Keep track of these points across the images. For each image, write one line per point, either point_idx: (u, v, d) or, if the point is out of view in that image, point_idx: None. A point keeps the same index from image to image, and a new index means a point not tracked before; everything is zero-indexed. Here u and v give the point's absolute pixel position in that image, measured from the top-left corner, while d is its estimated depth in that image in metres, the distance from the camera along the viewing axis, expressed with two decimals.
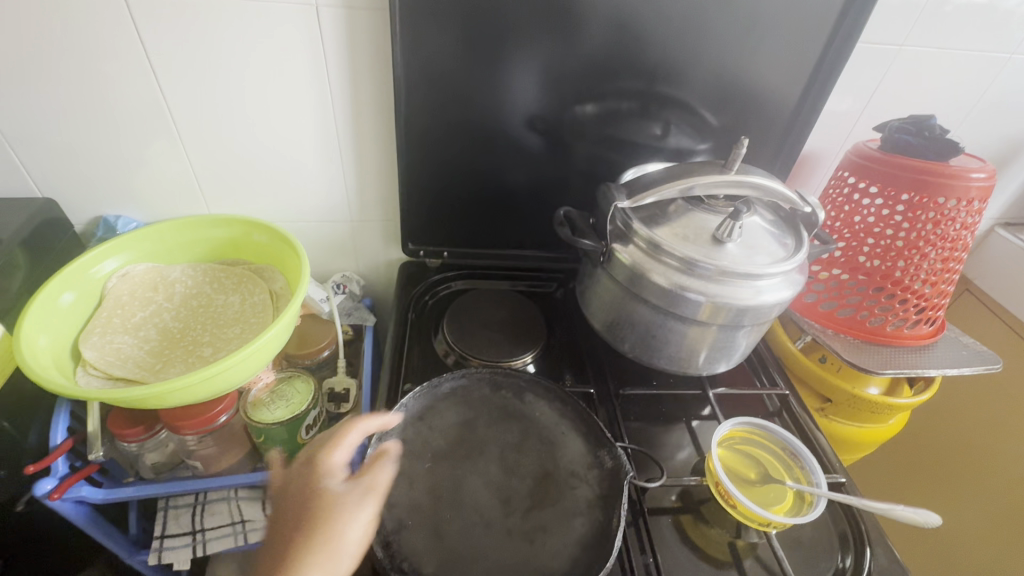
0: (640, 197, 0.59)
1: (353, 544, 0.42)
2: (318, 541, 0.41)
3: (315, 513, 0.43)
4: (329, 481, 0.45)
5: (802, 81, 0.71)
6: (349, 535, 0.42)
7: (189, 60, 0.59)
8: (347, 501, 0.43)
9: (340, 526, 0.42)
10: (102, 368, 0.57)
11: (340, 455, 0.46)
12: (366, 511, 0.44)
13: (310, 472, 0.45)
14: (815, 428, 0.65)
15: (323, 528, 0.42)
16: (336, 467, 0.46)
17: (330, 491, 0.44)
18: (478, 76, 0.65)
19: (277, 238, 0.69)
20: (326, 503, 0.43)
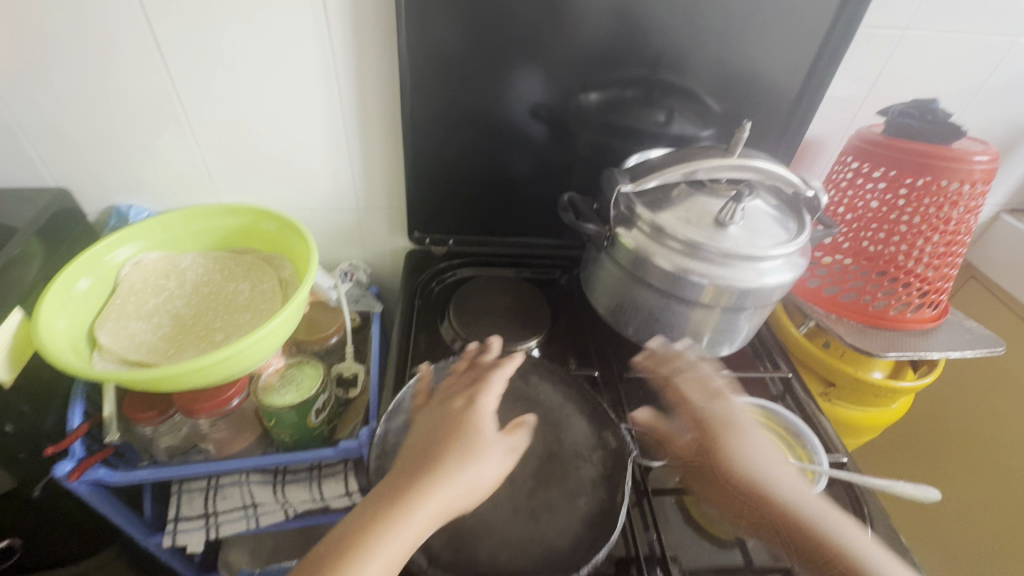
0: (643, 182, 0.59)
1: (475, 491, 0.45)
2: (449, 473, 0.45)
3: (454, 443, 0.47)
4: (478, 429, 0.48)
5: (805, 66, 0.72)
6: (472, 480, 0.45)
7: (198, 50, 0.60)
8: (483, 451, 0.47)
9: (467, 469, 0.45)
10: (117, 352, 0.59)
11: (486, 400, 0.51)
12: (498, 467, 0.47)
13: (460, 409, 0.50)
14: (819, 412, 0.65)
15: (453, 467, 0.45)
16: (486, 418, 0.49)
17: (474, 431, 0.48)
18: (482, 64, 0.66)
19: (285, 226, 0.70)
20: (463, 438, 0.47)
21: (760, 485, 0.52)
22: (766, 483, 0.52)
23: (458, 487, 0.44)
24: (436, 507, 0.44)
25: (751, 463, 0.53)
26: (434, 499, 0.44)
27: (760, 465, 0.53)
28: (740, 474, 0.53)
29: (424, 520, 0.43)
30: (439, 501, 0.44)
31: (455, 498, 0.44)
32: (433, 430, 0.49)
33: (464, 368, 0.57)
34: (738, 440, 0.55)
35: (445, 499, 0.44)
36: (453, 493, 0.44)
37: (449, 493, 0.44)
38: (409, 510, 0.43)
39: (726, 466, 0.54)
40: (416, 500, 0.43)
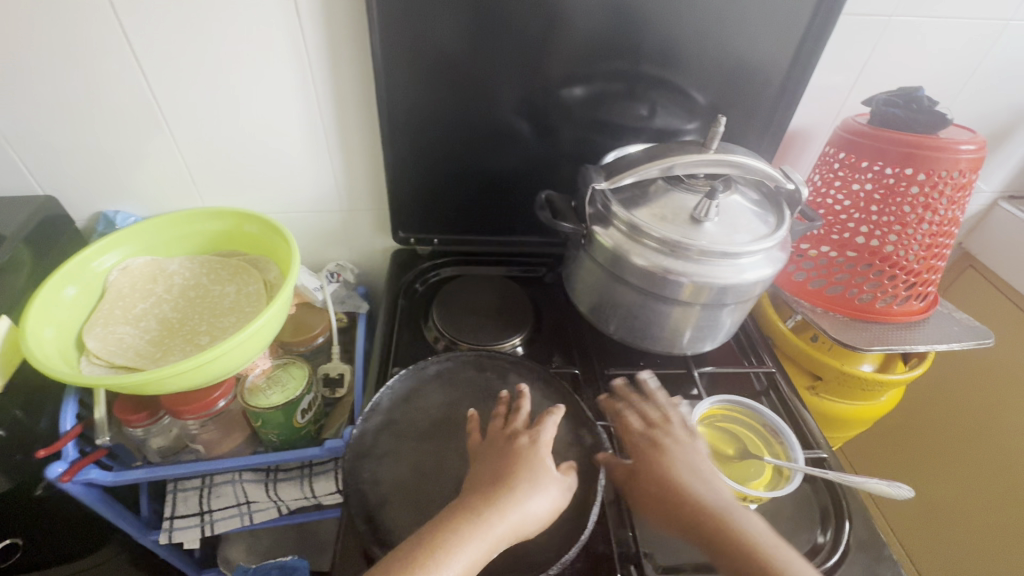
0: (618, 179, 0.59)
1: (544, 518, 0.46)
2: (520, 497, 0.45)
3: (522, 472, 0.47)
4: (545, 460, 0.48)
5: (788, 56, 0.70)
6: (540, 508, 0.46)
7: (175, 57, 0.61)
8: (549, 481, 0.47)
9: (536, 497, 0.46)
10: (104, 356, 0.60)
11: (545, 435, 0.50)
12: (562, 499, 0.47)
13: (524, 445, 0.49)
14: (801, 406, 0.65)
15: (524, 492, 0.46)
16: (548, 453, 0.49)
17: (539, 461, 0.48)
18: (458, 62, 0.66)
19: (267, 228, 0.71)
20: (531, 467, 0.47)
21: (681, 491, 0.47)
22: (677, 486, 0.47)
23: (530, 512, 0.45)
24: (510, 527, 0.44)
25: (671, 466, 0.48)
26: (509, 519, 0.44)
27: (675, 467, 0.48)
28: (658, 478, 0.48)
29: (499, 536, 0.43)
30: (514, 521, 0.44)
31: (527, 522, 0.45)
32: (491, 465, 0.48)
33: (506, 410, 0.54)
34: (653, 442, 0.51)
35: (519, 520, 0.44)
36: (526, 517, 0.45)
37: (523, 515, 0.45)
38: (485, 524, 0.43)
39: (643, 468, 0.49)
40: (491, 516, 0.44)
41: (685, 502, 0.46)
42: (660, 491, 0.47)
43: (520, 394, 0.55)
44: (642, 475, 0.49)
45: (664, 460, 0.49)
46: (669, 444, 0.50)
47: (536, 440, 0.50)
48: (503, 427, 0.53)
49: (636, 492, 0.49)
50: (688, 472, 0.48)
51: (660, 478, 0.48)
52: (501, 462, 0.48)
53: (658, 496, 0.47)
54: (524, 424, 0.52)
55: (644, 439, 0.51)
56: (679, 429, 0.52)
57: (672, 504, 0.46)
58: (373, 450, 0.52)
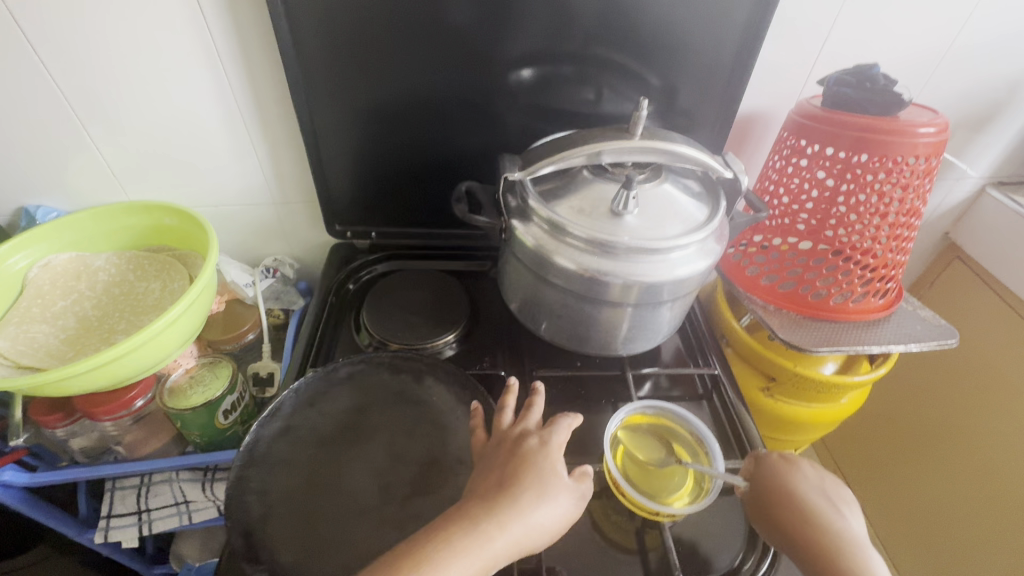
0: (535, 169, 0.54)
1: (550, 532, 0.42)
2: (525, 507, 0.41)
3: (529, 478, 0.43)
4: (557, 466, 0.44)
5: (737, 32, 0.65)
6: (546, 520, 0.42)
7: (74, 43, 0.58)
8: (558, 490, 0.43)
9: (543, 508, 0.42)
10: (10, 357, 0.59)
11: (559, 437, 0.46)
12: (570, 510, 0.43)
13: (535, 447, 0.45)
14: (742, 409, 0.61)
15: (532, 503, 0.42)
16: (561, 457, 0.45)
17: (549, 467, 0.44)
18: (378, 45, 0.62)
19: (190, 222, 0.68)
20: (539, 475, 0.43)
21: (816, 521, 0.45)
22: (810, 512, 0.45)
23: (535, 527, 0.41)
24: (511, 542, 0.40)
25: (805, 489, 0.46)
26: (509, 532, 0.40)
27: (810, 495, 0.46)
28: (791, 501, 0.46)
29: (500, 551, 0.39)
30: (515, 535, 0.40)
31: (531, 537, 0.41)
32: (496, 470, 0.44)
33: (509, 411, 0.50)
34: (792, 466, 0.48)
35: (523, 534, 0.40)
36: (530, 530, 0.41)
37: (526, 528, 0.41)
38: (486, 538, 0.39)
39: (770, 485, 0.47)
40: (492, 529, 0.40)
41: (817, 533, 0.44)
42: (787, 512, 0.46)
43: (535, 391, 0.51)
44: (771, 494, 0.47)
45: (803, 489, 0.46)
46: (803, 466, 0.48)
47: (550, 440, 0.46)
48: (510, 426, 0.49)
49: (758, 507, 0.47)
50: (829, 507, 0.45)
51: (792, 500, 0.46)
52: (516, 464, 0.44)
53: (780, 518, 0.46)
54: (535, 424, 0.48)
55: (776, 458, 0.49)
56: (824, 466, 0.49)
57: (800, 529, 0.45)
58: (266, 459, 0.50)
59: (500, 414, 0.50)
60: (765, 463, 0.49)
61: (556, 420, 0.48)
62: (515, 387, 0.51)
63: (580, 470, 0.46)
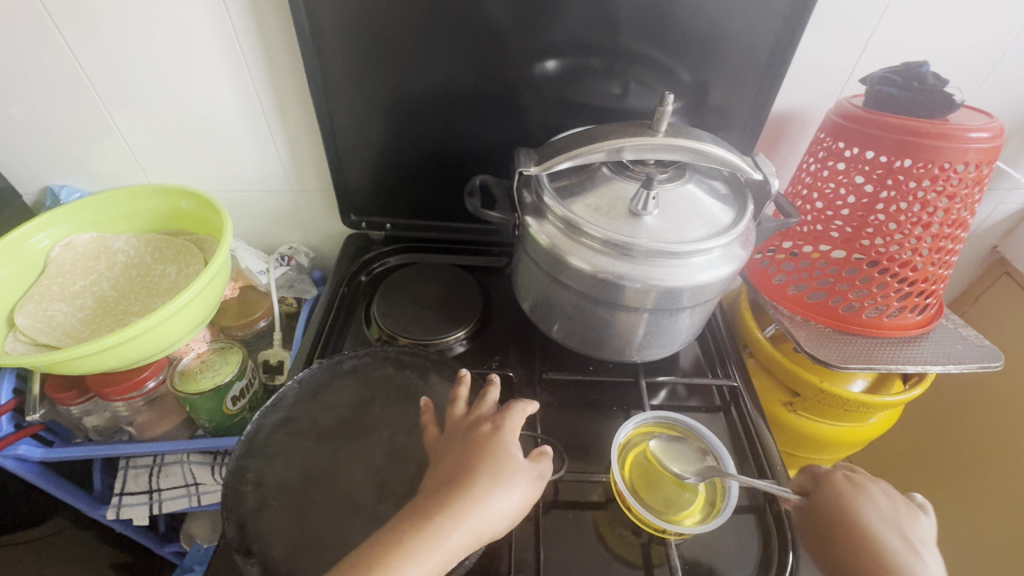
0: (551, 164, 0.52)
1: (509, 517, 0.41)
2: (479, 496, 0.40)
3: (485, 464, 0.42)
4: (510, 448, 0.43)
5: (775, 25, 0.61)
6: (505, 506, 0.41)
7: (97, 25, 0.58)
8: (513, 474, 0.42)
9: (500, 496, 0.41)
10: (29, 334, 0.60)
11: (513, 421, 0.45)
12: (528, 492, 0.42)
13: (487, 433, 0.44)
14: (762, 425, 0.58)
15: (486, 490, 0.40)
16: (514, 440, 0.44)
17: (504, 451, 0.43)
18: (397, 33, 0.60)
19: (206, 207, 0.68)
20: (494, 460, 0.42)
21: (887, 559, 0.42)
22: (879, 548, 0.42)
23: (490, 514, 0.40)
24: (468, 533, 0.39)
25: (874, 520, 0.44)
26: (465, 523, 0.39)
27: (878, 528, 0.43)
28: (857, 532, 0.43)
29: (456, 544, 0.38)
30: (471, 526, 0.39)
31: (487, 524, 0.40)
32: (466, 462, 0.42)
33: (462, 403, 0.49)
34: (862, 493, 0.45)
35: (479, 523, 0.39)
36: (487, 518, 0.40)
37: (483, 517, 0.39)
38: (440, 534, 0.38)
39: (835, 512, 0.44)
40: (446, 523, 0.39)
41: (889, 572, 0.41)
42: (852, 546, 0.43)
43: (491, 381, 0.50)
44: (836, 525, 0.44)
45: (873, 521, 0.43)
46: (873, 493, 0.45)
47: (503, 424, 0.45)
48: (463, 416, 0.48)
49: (820, 537, 0.45)
50: (903, 546, 0.42)
51: (857, 531, 0.43)
52: (472, 454, 0.43)
53: (845, 551, 0.43)
54: (490, 410, 0.47)
55: (843, 480, 0.46)
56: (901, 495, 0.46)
57: (867, 566, 0.42)
58: (265, 449, 0.49)
59: (453, 405, 0.49)
60: (829, 484, 0.46)
61: (511, 405, 0.46)
62: (468, 376, 0.50)
63: (538, 450, 0.45)
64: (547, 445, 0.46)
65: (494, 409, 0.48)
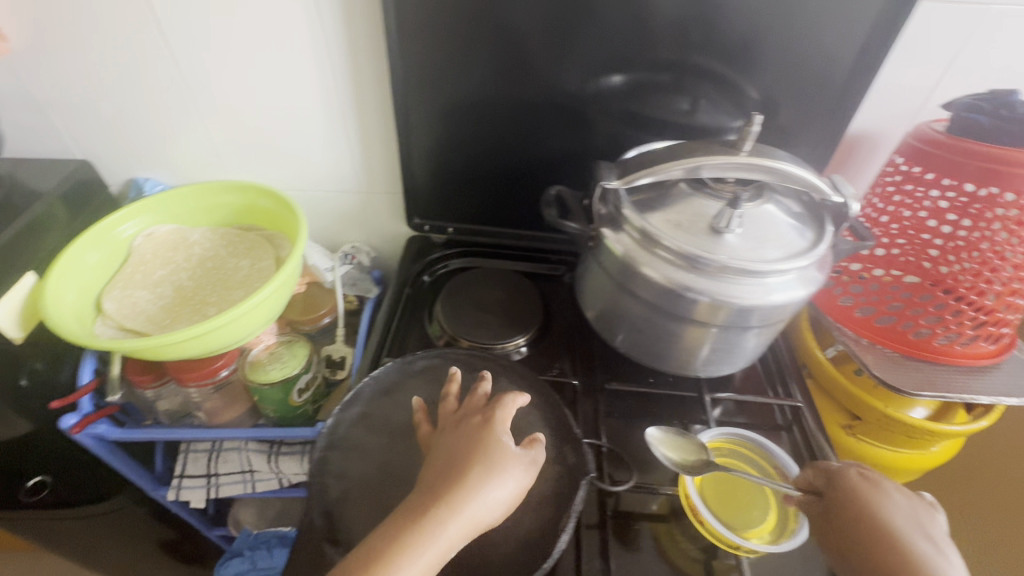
0: (633, 178, 0.53)
1: (505, 504, 0.42)
2: (473, 486, 0.41)
3: (477, 455, 0.43)
4: (500, 437, 0.45)
5: (854, 50, 0.61)
6: (500, 496, 0.41)
7: (198, 28, 0.61)
8: (506, 465, 0.43)
9: (495, 484, 0.41)
10: (116, 319, 0.63)
11: (503, 412, 0.47)
12: (522, 478, 0.43)
13: (478, 424, 0.46)
14: (827, 447, 0.58)
15: (481, 480, 0.41)
16: (505, 428, 0.46)
17: (495, 441, 0.44)
18: (478, 46, 0.62)
19: (282, 206, 0.71)
20: (489, 450, 0.43)
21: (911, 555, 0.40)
22: (904, 545, 0.40)
23: (485, 502, 0.41)
24: (464, 523, 0.40)
25: (893, 515, 0.42)
26: (461, 514, 0.40)
27: (903, 526, 0.41)
28: (878, 528, 0.41)
29: (454, 535, 0.39)
30: (467, 516, 0.40)
31: (482, 513, 0.40)
32: (457, 454, 0.44)
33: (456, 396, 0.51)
34: (880, 490, 0.44)
35: (475, 512, 0.40)
36: (483, 508, 0.40)
37: (480, 506, 0.40)
38: (437, 526, 0.39)
39: (855, 511, 0.43)
40: (442, 514, 0.39)
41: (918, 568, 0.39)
42: (878, 545, 0.41)
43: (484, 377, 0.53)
44: (862, 525, 0.42)
45: (895, 518, 0.42)
46: (890, 490, 0.44)
47: (492, 416, 0.46)
48: (454, 411, 0.50)
49: (843, 539, 0.43)
50: (928, 544, 0.40)
51: (878, 527, 0.42)
52: (462, 447, 0.44)
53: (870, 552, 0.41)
54: (482, 402, 0.49)
55: (859, 478, 0.45)
56: (914, 493, 0.44)
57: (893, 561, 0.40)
58: (343, 443, 0.51)
59: (443, 401, 0.51)
60: (845, 480, 0.45)
61: (500, 399, 0.48)
62: (459, 373, 0.52)
63: (531, 437, 0.46)
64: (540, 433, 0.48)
65: (486, 400, 0.50)
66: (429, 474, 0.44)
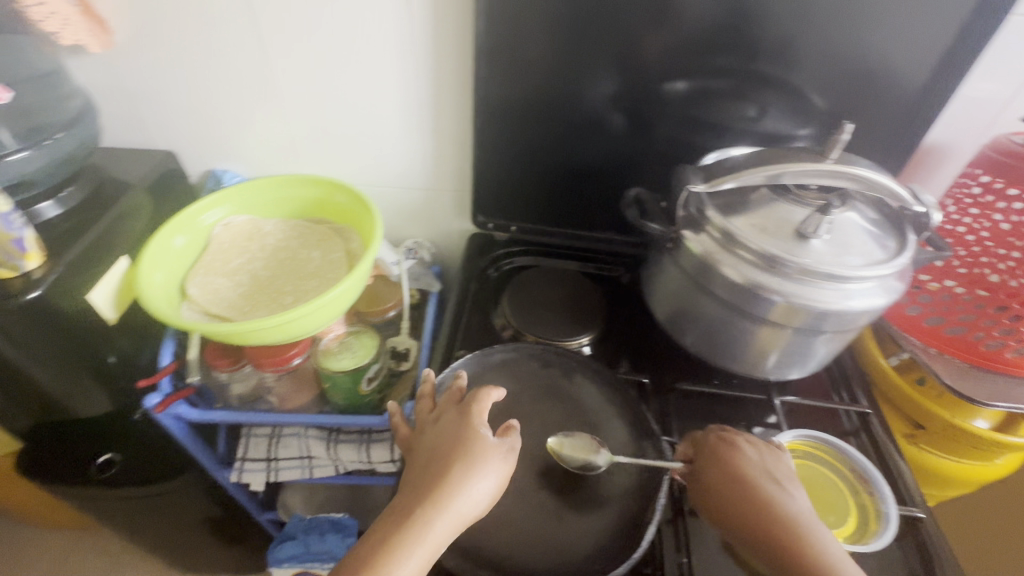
0: (719, 182, 0.54)
1: (489, 495, 0.44)
2: (457, 484, 0.43)
3: (456, 453, 0.45)
4: (477, 430, 0.47)
5: (932, 63, 0.62)
6: (483, 489, 0.44)
7: (288, 28, 0.63)
8: (485, 460, 0.45)
9: (478, 480, 0.44)
10: (201, 304, 0.65)
11: (477, 406, 0.49)
12: (502, 468, 0.45)
13: (455, 420, 0.48)
14: (897, 454, 0.58)
15: (463, 476, 0.44)
16: (483, 421, 0.48)
17: (471, 436, 0.46)
18: (555, 52, 0.64)
19: (356, 200, 0.73)
20: (469, 447, 0.45)
21: (764, 500, 0.45)
22: (761, 493, 0.46)
23: (470, 496, 0.43)
24: (451, 519, 0.42)
25: (749, 467, 0.48)
26: (448, 511, 0.42)
27: (757, 475, 0.47)
28: (739, 483, 0.46)
29: (442, 531, 0.42)
30: (454, 511, 0.42)
31: (467, 507, 0.43)
32: (431, 455, 0.46)
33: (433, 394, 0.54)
34: (734, 448, 0.49)
35: (461, 507, 0.43)
36: (467, 503, 0.43)
37: (464, 502, 0.43)
38: (426, 524, 0.41)
39: (718, 469, 0.48)
40: (429, 514, 0.42)
41: (768, 511, 0.45)
42: (738, 499, 0.46)
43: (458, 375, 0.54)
44: (722, 482, 0.47)
45: (748, 468, 0.47)
46: (744, 446, 0.49)
47: (468, 410, 0.48)
48: (430, 411, 0.53)
49: (709, 498, 0.47)
50: (775, 486, 0.46)
51: (740, 481, 0.47)
52: (437, 446, 0.46)
53: (736, 506, 0.46)
54: (456, 400, 0.51)
55: (719, 440, 0.50)
56: (761, 441, 0.51)
57: (753, 510, 0.45)
58: None
59: (419, 403, 0.53)
60: (709, 445, 0.50)
61: (475, 393, 0.50)
62: (430, 374, 0.54)
63: (507, 425, 0.48)
64: (514, 420, 0.50)
65: (462, 393, 0.52)
66: (410, 474, 0.46)
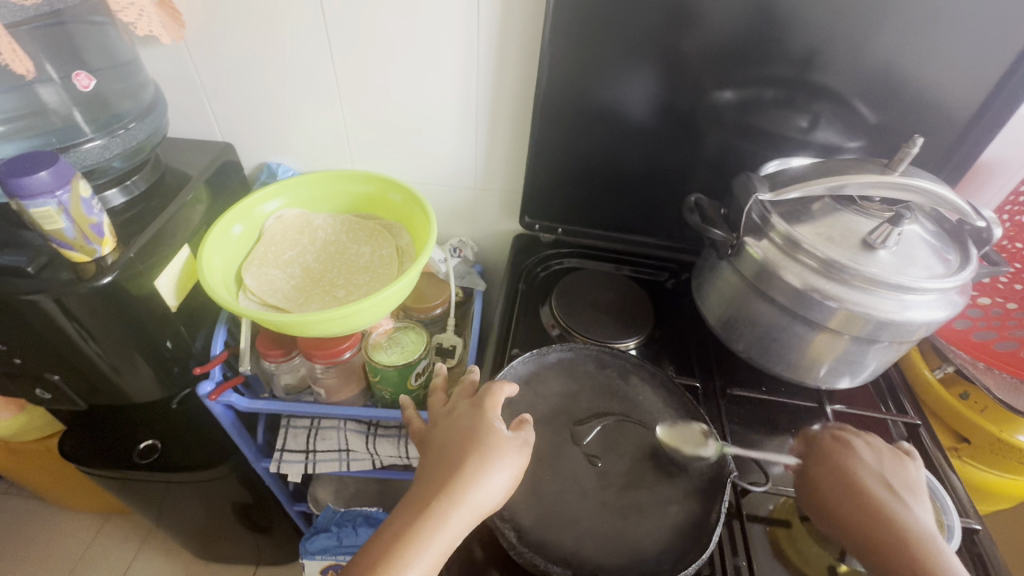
0: (783, 191, 0.56)
1: (504, 488, 0.45)
2: (472, 478, 0.44)
3: (472, 446, 0.45)
4: (492, 423, 0.47)
5: (992, 80, 0.62)
6: (499, 483, 0.44)
7: (355, 27, 0.64)
8: (501, 455, 0.45)
9: (495, 473, 0.44)
10: (258, 294, 0.65)
11: (489, 400, 0.49)
12: (518, 462, 0.46)
13: (467, 413, 0.49)
14: (948, 466, 0.59)
15: (478, 470, 0.44)
16: (497, 414, 0.48)
17: (486, 429, 0.47)
18: (615, 57, 0.64)
19: (409, 197, 0.74)
20: (484, 440, 0.45)
21: (876, 505, 0.46)
22: (871, 498, 0.47)
23: (487, 490, 0.44)
24: (467, 512, 0.43)
25: (862, 471, 0.49)
26: (463, 504, 0.43)
27: (868, 479, 0.48)
28: (846, 485, 0.48)
29: (458, 524, 0.43)
30: (469, 503, 0.43)
31: (483, 500, 0.44)
32: (442, 446, 0.47)
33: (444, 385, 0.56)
34: (847, 450, 0.51)
35: (476, 500, 0.43)
36: (482, 497, 0.43)
37: (480, 496, 0.43)
38: (440, 517, 0.42)
39: (825, 469, 0.50)
40: (445, 505, 0.43)
41: (877, 516, 0.45)
42: (843, 501, 0.48)
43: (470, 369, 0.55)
44: (831, 484, 0.49)
45: (861, 472, 0.49)
46: (860, 449, 0.51)
47: (482, 404, 0.48)
48: (443, 403, 0.54)
49: (815, 498, 0.49)
50: (887, 493, 0.47)
51: (847, 484, 0.48)
52: (448, 437, 0.47)
53: (841, 509, 0.47)
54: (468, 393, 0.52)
55: (834, 441, 0.52)
56: (885, 447, 0.51)
57: (858, 513, 0.46)
58: None
59: (432, 397, 0.54)
60: (819, 445, 0.52)
61: (488, 387, 0.50)
62: (442, 368, 0.55)
63: (520, 420, 0.49)
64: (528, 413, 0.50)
65: (475, 386, 0.54)
66: (422, 464, 0.47)
